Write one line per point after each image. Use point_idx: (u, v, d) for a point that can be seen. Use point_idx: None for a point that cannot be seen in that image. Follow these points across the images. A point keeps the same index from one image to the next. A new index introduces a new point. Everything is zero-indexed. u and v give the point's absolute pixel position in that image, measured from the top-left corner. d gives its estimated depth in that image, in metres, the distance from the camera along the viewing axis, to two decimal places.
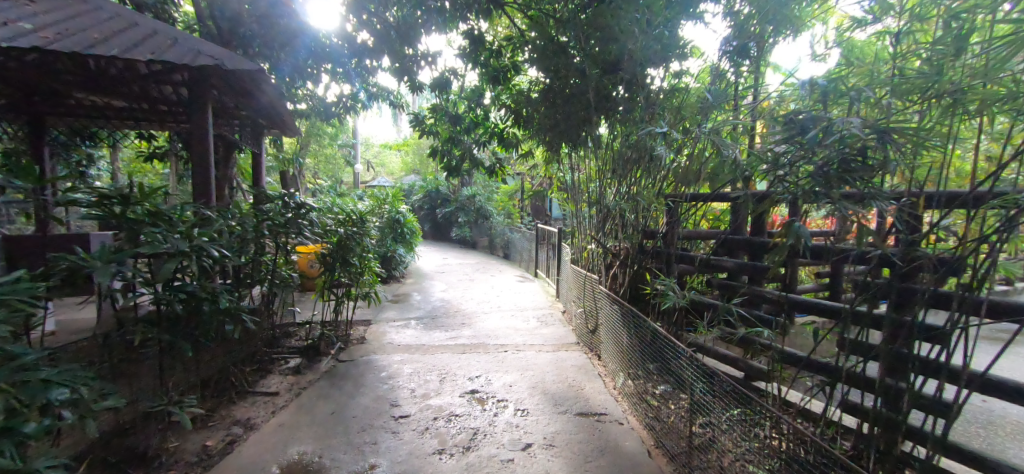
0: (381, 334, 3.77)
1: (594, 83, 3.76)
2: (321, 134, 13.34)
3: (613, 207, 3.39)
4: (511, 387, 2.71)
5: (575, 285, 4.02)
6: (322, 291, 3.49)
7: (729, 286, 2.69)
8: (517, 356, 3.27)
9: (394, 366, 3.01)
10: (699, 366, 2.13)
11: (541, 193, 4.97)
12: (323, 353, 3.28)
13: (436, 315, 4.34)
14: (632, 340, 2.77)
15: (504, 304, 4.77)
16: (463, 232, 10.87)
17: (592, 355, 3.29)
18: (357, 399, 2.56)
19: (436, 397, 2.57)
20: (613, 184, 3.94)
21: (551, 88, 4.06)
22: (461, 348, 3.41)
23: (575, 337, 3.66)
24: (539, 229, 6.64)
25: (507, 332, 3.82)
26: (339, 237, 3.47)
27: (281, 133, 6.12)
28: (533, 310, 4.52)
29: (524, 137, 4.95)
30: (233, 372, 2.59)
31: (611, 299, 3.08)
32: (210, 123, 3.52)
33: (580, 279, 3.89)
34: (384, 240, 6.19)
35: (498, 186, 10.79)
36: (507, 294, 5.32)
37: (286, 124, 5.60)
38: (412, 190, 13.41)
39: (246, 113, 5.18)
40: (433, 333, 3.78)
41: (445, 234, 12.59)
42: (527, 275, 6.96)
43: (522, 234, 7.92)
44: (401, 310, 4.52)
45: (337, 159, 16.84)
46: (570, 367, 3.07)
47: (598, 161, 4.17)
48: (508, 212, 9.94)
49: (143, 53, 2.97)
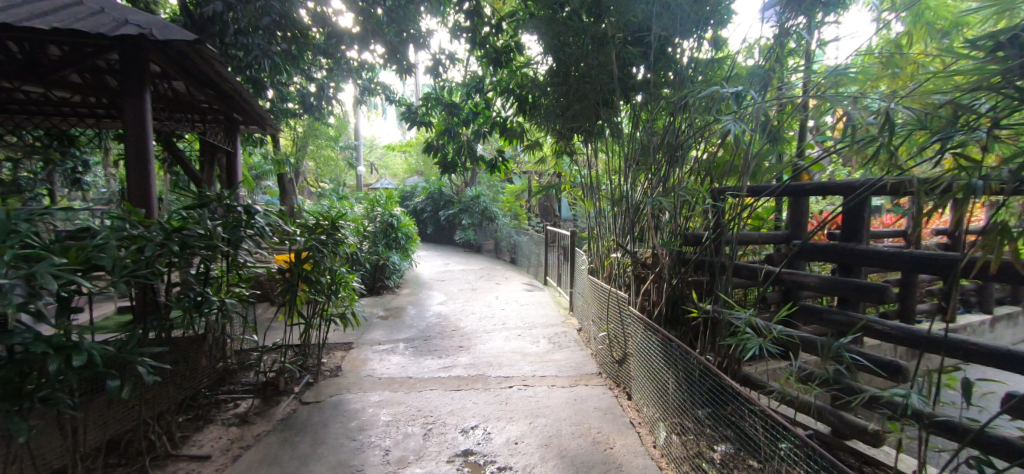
0: (360, 363, 3.13)
1: (616, 56, 3.07)
2: (320, 135, 12.78)
3: (642, 204, 2.71)
4: (516, 446, 2.06)
5: (593, 299, 3.35)
6: (287, 313, 2.83)
7: (809, 309, 2.00)
8: (526, 395, 2.61)
9: (367, 413, 2.37)
10: (773, 427, 1.48)
11: (551, 191, 4.30)
12: (284, 392, 2.65)
13: (430, 336, 3.70)
14: (674, 377, 2.12)
15: (509, 321, 4.12)
16: (467, 235, 10.18)
17: (619, 393, 2.62)
18: (311, 466, 1.92)
19: (416, 464, 1.92)
20: (637, 177, 3.26)
21: (563, 65, 3.39)
22: (455, 383, 2.75)
23: (596, 365, 2.99)
24: (548, 231, 5.96)
25: (513, 359, 3.15)
26: (304, 248, 2.78)
27: (260, 130, 5.51)
28: (543, 329, 3.84)
29: (530, 128, 4.29)
30: (150, 430, 1.97)
31: (644, 323, 2.40)
32: (149, 112, 2.88)
33: (598, 292, 3.21)
34: (376, 247, 5.58)
35: (503, 185, 10.14)
36: (514, 308, 4.65)
37: (263, 120, 5.13)
38: (414, 191, 12.85)
39: (210, 106, 4.80)
40: (423, 362, 3.12)
41: (449, 237, 11.92)
42: (536, 282, 6.30)
43: (529, 237, 7.26)
44: (390, 329, 3.88)
45: (338, 161, 16.25)
46: (592, 411, 2.41)
47: (619, 151, 3.49)
48: (515, 213, 9.35)
49: (47, 21, 2.35)
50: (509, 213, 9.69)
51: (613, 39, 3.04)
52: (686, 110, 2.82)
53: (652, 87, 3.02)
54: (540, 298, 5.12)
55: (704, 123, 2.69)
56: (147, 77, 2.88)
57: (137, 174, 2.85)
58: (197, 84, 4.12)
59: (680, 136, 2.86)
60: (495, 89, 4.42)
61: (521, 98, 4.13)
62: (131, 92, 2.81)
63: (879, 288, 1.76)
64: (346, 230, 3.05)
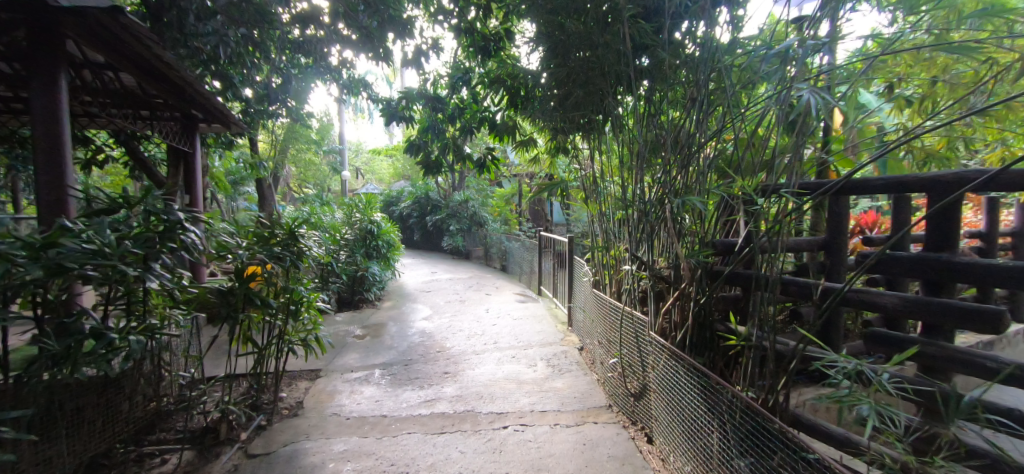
0: (327, 397, 2.65)
1: (625, 36, 2.66)
2: (300, 138, 12.22)
3: (657, 206, 2.27)
4: None
5: (598, 317, 2.91)
6: (237, 342, 2.36)
7: (891, 338, 1.56)
8: (524, 437, 2.16)
9: (326, 471, 1.90)
10: None
11: (546, 193, 3.88)
12: (227, 441, 2.18)
13: (411, 360, 3.23)
14: (708, 421, 1.69)
15: (501, 339, 3.67)
16: (456, 241, 9.66)
17: (636, 434, 2.19)
18: None
19: None
20: (645, 176, 2.84)
21: (560, 49, 2.96)
22: (439, 424, 2.29)
23: (605, 396, 2.55)
24: (541, 237, 5.53)
25: (506, 389, 2.69)
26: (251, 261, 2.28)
27: (224, 129, 5.01)
28: (540, 350, 3.40)
29: (521, 123, 3.86)
30: None
31: (667, 352, 1.98)
32: (62, 97, 2.40)
33: (605, 309, 2.77)
34: (354, 255, 5.10)
35: (493, 189, 9.73)
36: (506, 323, 4.20)
37: (226, 118, 4.63)
38: (400, 196, 12.37)
39: (164, 102, 4.31)
40: (401, 394, 2.65)
41: (436, 243, 11.39)
42: (528, 292, 5.87)
43: (521, 243, 6.83)
44: (365, 352, 3.40)
45: (321, 166, 15.64)
46: (606, 460, 1.97)
47: (624, 147, 3.08)
48: (505, 218, 8.96)
49: None
50: (499, 218, 9.26)
51: (620, 15, 2.62)
52: (707, 96, 2.41)
53: (666, 72, 2.61)
54: (535, 311, 4.67)
55: (730, 111, 2.28)
56: (62, 60, 2.42)
57: (48, 174, 2.36)
58: (142, 74, 3.68)
59: (697, 126, 2.46)
60: (484, 81, 3.99)
61: (512, 90, 3.70)
62: (38, 74, 2.33)
63: (996, 311, 1.32)
64: (309, 242, 2.55)
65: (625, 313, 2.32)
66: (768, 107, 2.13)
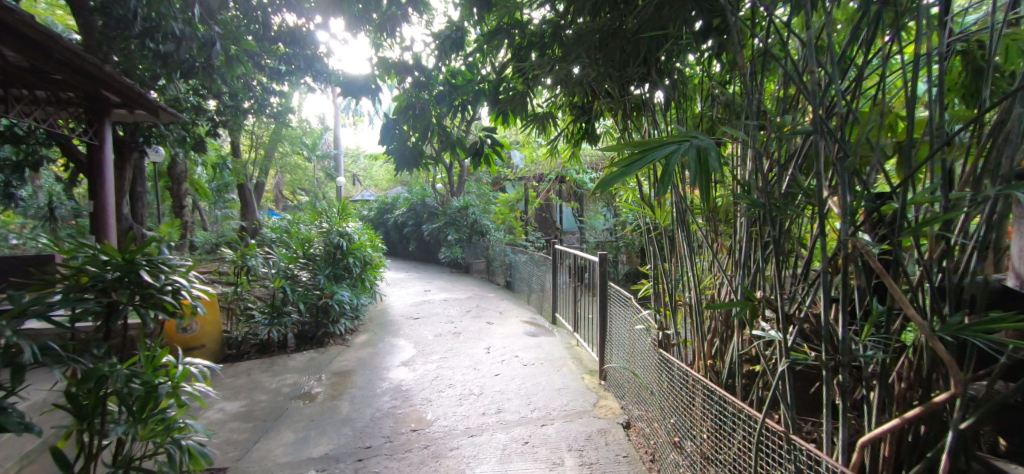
0: None
1: None
2: (286, 140, 11.16)
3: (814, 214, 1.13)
4: None
5: (669, 394, 1.79)
6: (57, 456, 1.34)
7: None
8: None
9: None
10: None
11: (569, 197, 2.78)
12: None
13: (371, 450, 2.11)
14: None
15: (508, 405, 2.54)
16: (454, 252, 8.47)
17: None
18: None
19: None
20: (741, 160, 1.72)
21: None
22: None
23: None
24: (556, 250, 4.41)
25: None
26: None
27: (154, 117, 3.90)
28: (565, 428, 2.27)
29: (532, 98, 2.77)
30: None
31: None
32: None
33: (683, 387, 1.65)
34: (320, 276, 3.99)
35: (497, 195, 8.66)
36: (514, 373, 3.08)
37: (148, 101, 3.50)
38: (396, 203, 11.30)
39: (61, 79, 3.18)
40: None
41: (433, 254, 10.19)
42: (540, 319, 4.75)
43: (529, 257, 5.71)
44: (306, 434, 2.28)
45: (311, 170, 14.51)
46: None
47: (694, 122, 1.98)
48: (509, 226, 7.96)
49: None
50: (502, 226, 8.16)
51: None
52: (834, 34, 1.39)
53: None
54: (552, 351, 3.54)
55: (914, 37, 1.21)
56: None
57: None
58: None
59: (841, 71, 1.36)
60: (482, 42, 2.91)
61: (522, 49, 2.63)
62: None
63: None
64: (181, 278, 1.60)
65: (763, 426, 1.16)
66: (993, 29, 1.08)
